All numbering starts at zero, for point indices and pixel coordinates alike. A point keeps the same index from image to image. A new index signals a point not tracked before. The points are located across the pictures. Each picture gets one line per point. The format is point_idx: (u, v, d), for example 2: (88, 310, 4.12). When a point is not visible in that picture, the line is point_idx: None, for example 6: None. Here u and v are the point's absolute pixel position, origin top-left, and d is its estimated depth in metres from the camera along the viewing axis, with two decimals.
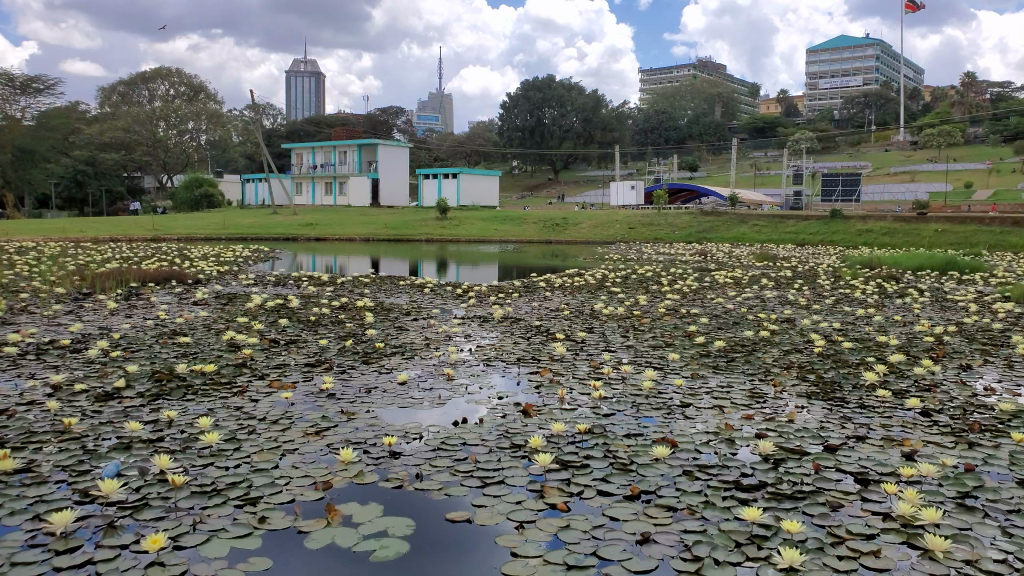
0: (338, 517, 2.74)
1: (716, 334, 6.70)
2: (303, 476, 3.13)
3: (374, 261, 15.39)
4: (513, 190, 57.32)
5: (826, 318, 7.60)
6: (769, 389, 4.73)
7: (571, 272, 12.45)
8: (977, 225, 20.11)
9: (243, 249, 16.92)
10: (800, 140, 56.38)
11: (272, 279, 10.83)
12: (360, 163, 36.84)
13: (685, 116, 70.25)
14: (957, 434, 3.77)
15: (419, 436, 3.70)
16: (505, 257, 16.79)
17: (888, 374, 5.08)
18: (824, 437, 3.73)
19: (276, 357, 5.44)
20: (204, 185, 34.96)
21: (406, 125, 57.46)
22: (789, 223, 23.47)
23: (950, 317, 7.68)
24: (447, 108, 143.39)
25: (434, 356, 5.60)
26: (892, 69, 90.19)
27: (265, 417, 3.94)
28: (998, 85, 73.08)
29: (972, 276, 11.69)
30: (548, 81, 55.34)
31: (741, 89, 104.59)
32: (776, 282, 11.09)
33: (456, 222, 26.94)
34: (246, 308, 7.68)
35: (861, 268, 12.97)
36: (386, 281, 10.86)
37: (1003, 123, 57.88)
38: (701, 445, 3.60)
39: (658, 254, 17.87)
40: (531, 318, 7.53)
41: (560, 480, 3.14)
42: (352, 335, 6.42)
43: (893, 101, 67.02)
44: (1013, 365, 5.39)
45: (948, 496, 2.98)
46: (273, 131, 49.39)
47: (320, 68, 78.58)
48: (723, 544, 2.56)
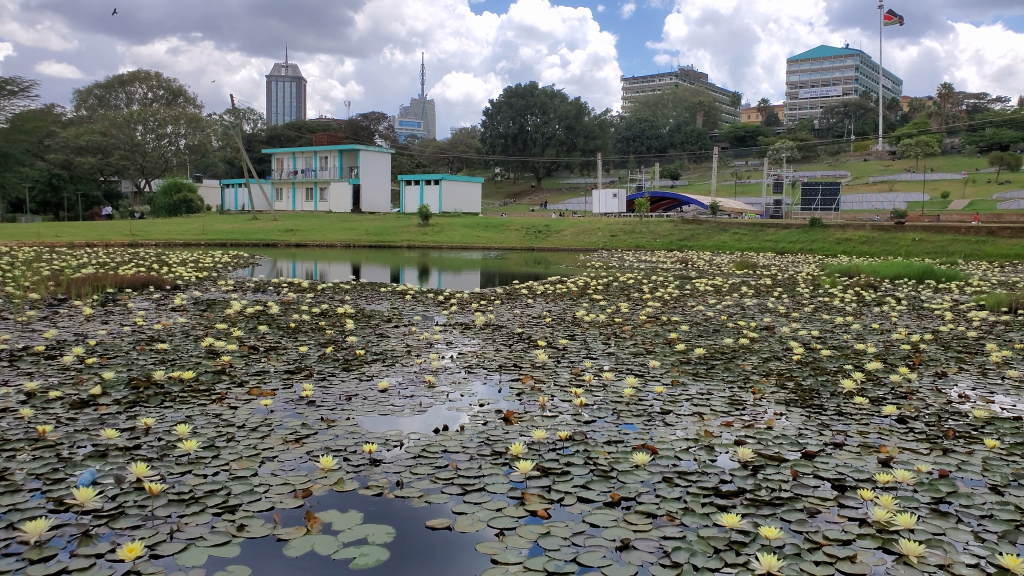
0: (317, 525, 2.72)
1: (695, 341, 6.75)
2: (282, 483, 3.12)
3: (355, 267, 15.30)
4: (496, 197, 57.42)
5: (804, 326, 7.68)
6: (748, 396, 4.76)
7: (552, 279, 12.49)
8: (954, 233, 20.46)
9: (223, 255, 16.81)
10: (781, 149, 57.03)
11: (252, 285, 10.76)
12: (341, 169, 36.72)
13: (667, 126, 70.68)
14: (932, 441, 3.82)
15: (400, 443, 3.69)
16: (488, 264, 16.79)
17: (865, 382, 5.13)
18: (803, 444, 3.76)
19: (255, 364, 5.40)
20: (183, 190, 34.60)
21: (388, 131, 57.39)
22: (770, 230, 23.71)
23: (926, 326, 7.78)
24: (429, 114, 143.48)
25: (415, 364, 5.59)
26: (870, 81, 91.50)
27: (244, 424, 3.91)
28: (974, 96, 74.38)
29: (948, 284, 11.90)
30: (531, 88, 55.62)
31: (722, 99, 105.58)
32: (757, 290, 11.19)
33: (438, 229, 26.89)
34: (224, 314, 7.62)
35: (840, 276, 13.13)
36: (366, 288, 10.82)
37: (979, 134, 58.97)
38: (681, 452, 3.62)
39: (639, 261, 17.97)
40: (513, 325, 7.54)
41: (541, 487, 3.14)
42: (333, 341, 6.40)
43: (872, 111, 68.00)
44: (986, 372, 5.50)
45: (923, 501, 3.02)
46: (254, 135, 49.10)
47: (301, 73, 78.34)
48: (702, 550, 2.58)
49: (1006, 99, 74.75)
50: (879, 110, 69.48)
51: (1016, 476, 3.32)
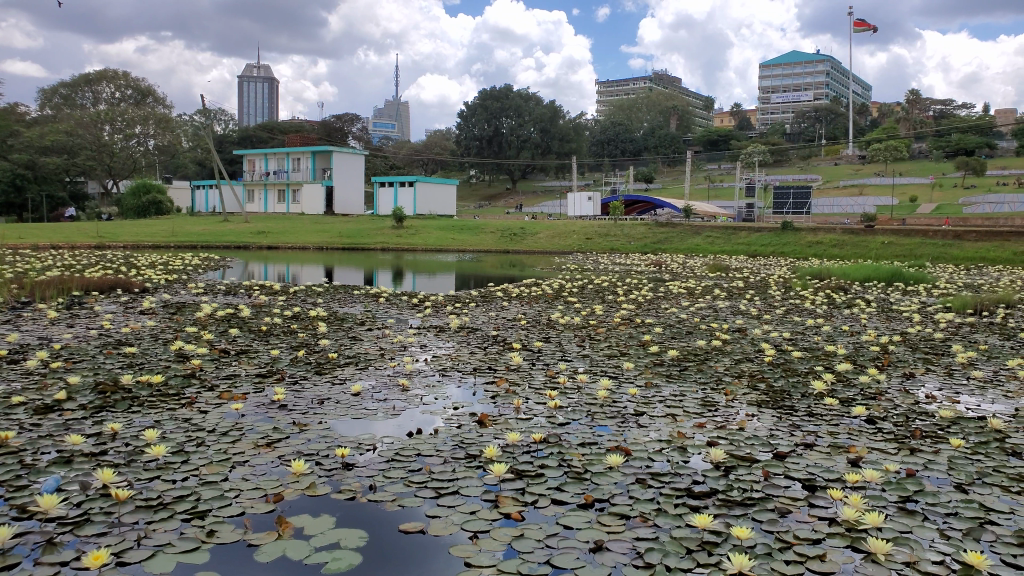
0: (289, 530, 2.70)
1: (669, 343, 6.82)
2: (253, 488, 3.08)
3: (327, 270, 15.18)
4: (471, 199, 57.36)
5: (776, 328, 7.82)
6: (720, 398, 4.81)
7: (527, 282, 12.50)
8: (922, 237, 20.84)
9: (193, 257, 16.57)
10: (753, 153, 57.63)
11: (223, 288, 10.65)
12: (314, 170, 36.50)
13: (641, 130, 71.12)
14: (900, 441, 3.89)
15: (373, 447, 3.67)
16: (463, 267, 16.79)
17: (835, 383, 5.22)
18: (774, 444, 3.80)
19: (226, 367, 5.35)
20: (152, 191, 34.05)
21: (361, 133, 57.15)
22: (742, 233, 24.00)
23: (895, 327, 7.93)
24: (403, 115, 142.85)
25: (389, 367, 5.56)
26: (840, 86, 92.85)
27: (214, 429, 3.86)
28: (940, 103, 75.85)
29: (916, 287, 12.15)
30: (505, 91, 55.64)
31: (696, 103, 106.60)
32: (729, 292, 11.30)
33: (413, 231, 26.82)
34: (195, 317, 7.54)
35: (811, 279, 13.33)
36: (339, 290, 10.77)
37: (945, 139, 60.02)
38: (654, 453, 3.64)
39: (614, 264, 18.05)
40: (488, 328, 7.55)
41: (515, 489, 3.15)
42: (305, 345, 6.34)
43: (842, 116, 69.08)
44: (952, 372, 5.62)
45: (890, 500, 3.07)
46: (225, 136, 48.59)
47: (274, 74, 77.72)
48: (674, 551, 2.60)
49: (971, 105, 76.41)
50: (849, 115, 70.58)
51: (980, 474, 3.39)
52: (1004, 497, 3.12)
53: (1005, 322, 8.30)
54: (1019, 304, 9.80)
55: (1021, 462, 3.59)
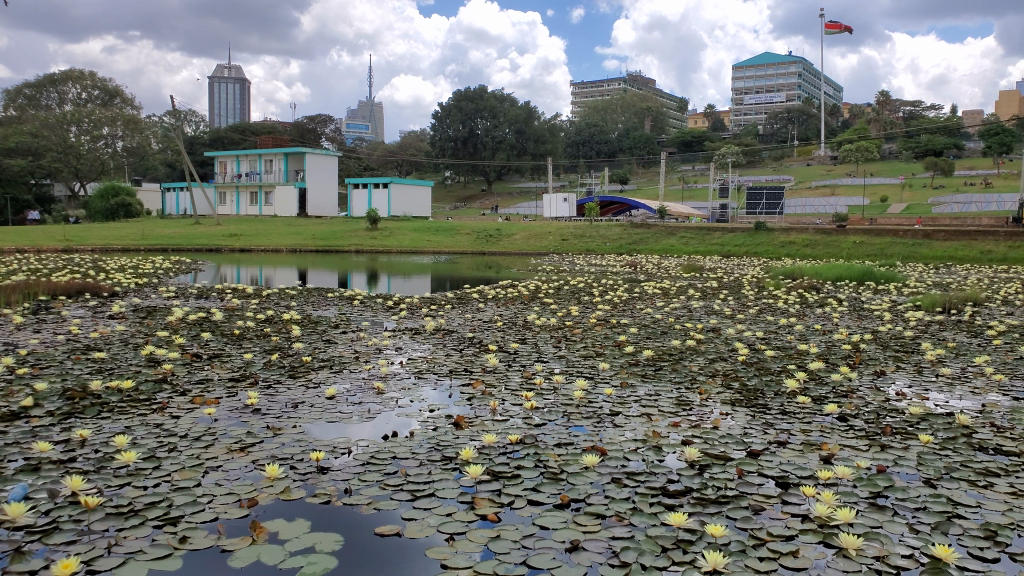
0: (264, 535, 2.68)
1: (644, 343, 6.88)
2: (227, 494, 3.05)
3: (301, 273, 14.98)
4: (446, 200, 57.19)
5: (750, 327, 7.88)
6: (695, 397, 4.84)
7: (503, 284, 12.50)
8: (893, 237, 21.16)
9: (164, 261, 16.36)
10: (727, 154, 58.19)
11: (194, 292, 10.52)
12: (287, 172, 36.20)
13: (615, 131, 71.47)
14: (871, 438, 3.95)
15: (348, 451, 3.65)
16: (439, 269, 16.67)
17: (808, 382, 5.28)
18: (748, 443, 3.84)
19: (198, 372, 5.28)
20: (120, 194, 33.57)
21: (335, 134, 56.81)
22: (716, 234, 24.21)
23: (866, 326, 8.04)
24: (377, 116, 142.10)
25: (364, 370, 5.52)
26: (811, 88, 94.08)
27: (187, 434, 3.81)
28: (909, 104, 77.14)
29: (887, 285, 12.35)
30: (480, 92, 55.60)
31: (670, 105, 107.26)
32: (703, 293, 11.41)
33: (387, 233, 26.67)
34: (166, 321, 7.43)
35: (784, 278, 13.49)
36: (313, 293, 10.68)
37: (914, 140, 61.01)
38: (630, 453, 3.66)
39: (590, 265, 18.07)
40: (464, 330, 7.55)
41: (492, 491, 3.15)
42: (279, 348, 6.30)
43: (814, 116, 69.95)
44: (922, 371, 5.71)
45: (862, 496, 3.12)
46: (195, 138, 47.99)
47: (244, 74, 76.92)
48: (650, 549, 2.61)
49: (939, 107, 77.86)
50: (820, 116, 71.54)
51: (947, 469, 3.46)
52: (971, 492, 3.19)
53: (972, 320, 8.46)
54: (986, 302, 10.00)
55: (988, 456, 3.67)
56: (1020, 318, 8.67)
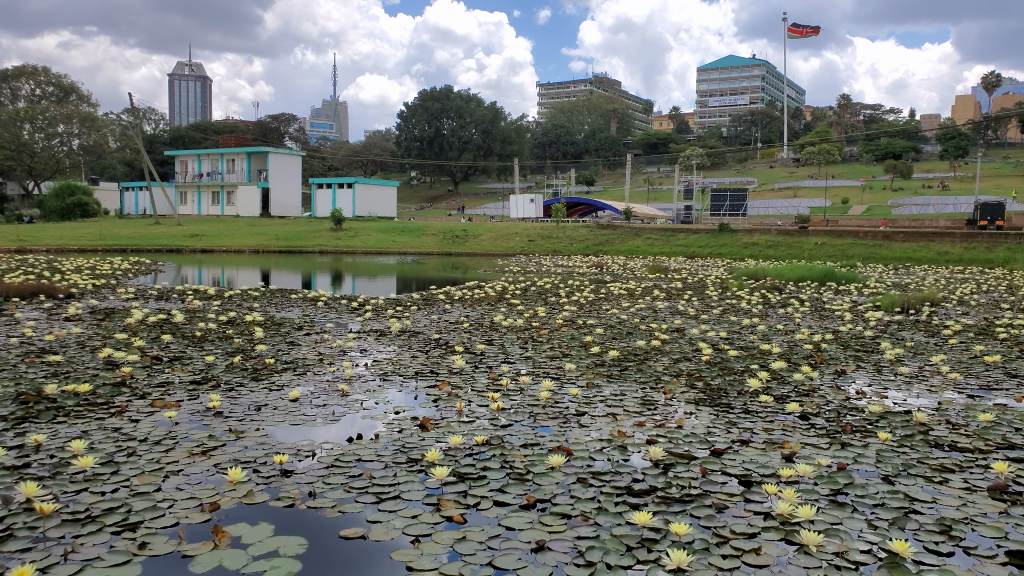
0: (226, 539, 2.65)
1: (610, 343, 6.93)
2: (188, 498, 3.01)
3: (263, 273, 14.82)
4: (412, 200, 56.94)
5: (713, 327, 8.00)
6: (660, 397, 4.90)
7: (470, 284, 12.54)
8: (854, 238, 21.66)
9: (123, 261, 16.09)
10: (691, 156, 59.02)
11: (154, 292, 10.37)
12: (249, 171, 35.72)
13: (581, 132, 71.84)
14: (832, 435, 4.04)
15: (312, 453, 3.62)
16: (404, 269, 16.57)
17: (770, 381, 5.35)
18: (711, 441, 3.89)
19: (158, 374, 5.20)
20: (77, 193, 32.79)
21: (298, 133, 56.23)
22: (681, 235, 24.52)
23: (827, 326, 8.21)
24: (343, 115, 140.92)
25: (328, 372, 5.47)
26: (774, 91, 95.76)
27: (146, 438, 3.74)
28: (869, 108, 78.91)
29: (847, 286, 12.64)
30: (446, 92, 55.46)
31: (635, 106, 108.25)
32: (668, 293, 11.58)
33: (351, 234, 26.42)
34: (124, 323, 7.26)
35: (747, 279, 13.71)
36: (276, 294, 10.61)
37: (874, 143, 62.50)
38: (595, 452, 3.69)
39: (557, 266, 18.17)
40: (430, 331, 7.52)
41: (457, 492, 3.14)
42: (242, 350, 6.20)
43: (777, 119, 71.24)
44: (881, 369, 5.83)
45: (822, 493, 3.18)
46: (155, 137, 47.12)
47: (205, 71, 75.60)
48: (614, 548, 2.64)
49: (896, 111, 79.79)
50: (782, 119, 72.87)
51: (905, 466, 3.54)
52: (928, 488, 3.27)
53: (929, 320, 8.67)
54: (942, 302, 10.27)
55: (943, 453, 3.76)
56: (974, 317, 8.92)
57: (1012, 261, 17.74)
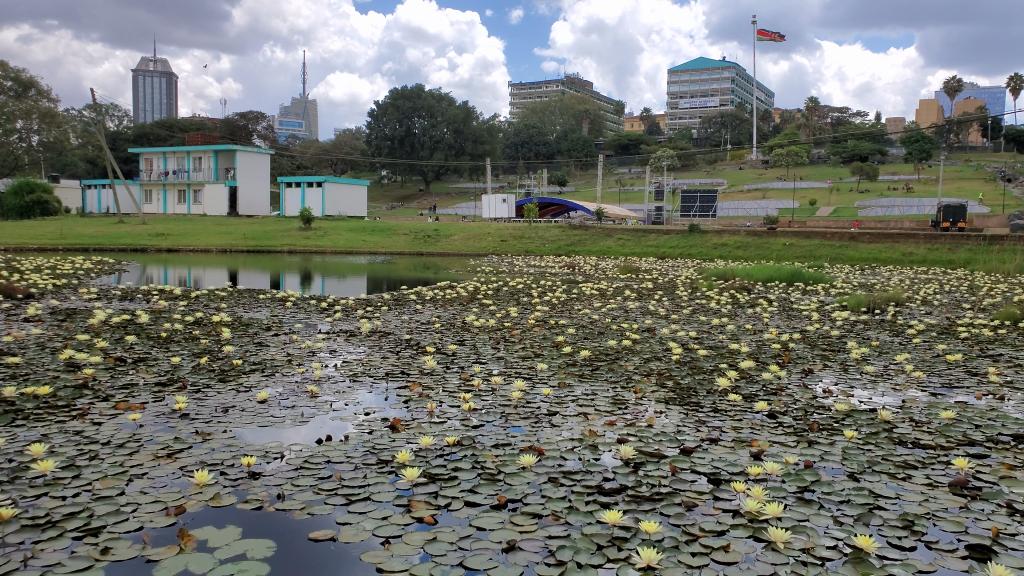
0: (192, 543, 2.61)
1: (582, 343, 6.94)
2: (154, 501, 2.95)
3: (231, 274, 14.62)
4: (382, 200, 56.60)
5: (683, 327, 8.03)
6: (631, 396, 4.93)
7: (441, 284, 12.52)
8: (822, 239, 22.01)
9: (84, 261, 15.78)
10: (662, 158, 59.57)
11: (118, 292, 10.21)
12: (216, 170, 35.23)
13: (553, 133, 72.08)
14: (799, 434, 4.09)
15: (280, 455, 3.58)
16: (375, 270, 16.47)
17: (739, 379, 5.42)
18: (681, 440, 3.92)
19: (122, 376, 5.11)
20: (37, 190, 32.02)
21: (267, 131, 55.60)
22: (651, 236, 24.69)
23: (794, 326, 8.31)
24: (311, 114, 139.65)
25: (297, 373, 5.42)
26: (743, 93, 97.10)
27: (109, 441, 3.68)
28: (837, 110, 80.12)
29: (815, 286, 12.81)
30: (418, 91, 55.23)
31: (607, 107, 108.91)
32: (638, 293, 11.62)
33: (321, 233, 26.21)
34: (87, 324, 7.12)
35: (717, 279, 13.85)
36: (244, 295, 10.46)
37: (842, 147, 63.57)
38: (566, 452, 3.70)
39: (529, 266, 18.19)
40: (401, 331, 7.48)
41: (428, 493, 3.12)
42: (208, 351, 6.12)
43: (746, 121, 72.25)
44: (848, 368, 5.92)
45: (790, 491, 3.22)
46: (119, 134, 46.25)
47: (170, 67, 74.39)
48: (585, 547, 2.64)
49: (863, 115, 81.26)
50: (752, 121, 73.90)
51: (870, 463, 3.60)
52: (891, 484, 3.33)
53: (894, 319, 8.81)
54: (907, 302, 10.44)
55: (907, 449, 3.84)
56: (937, 317, 9.07)
57: (973, 262, 18.15)
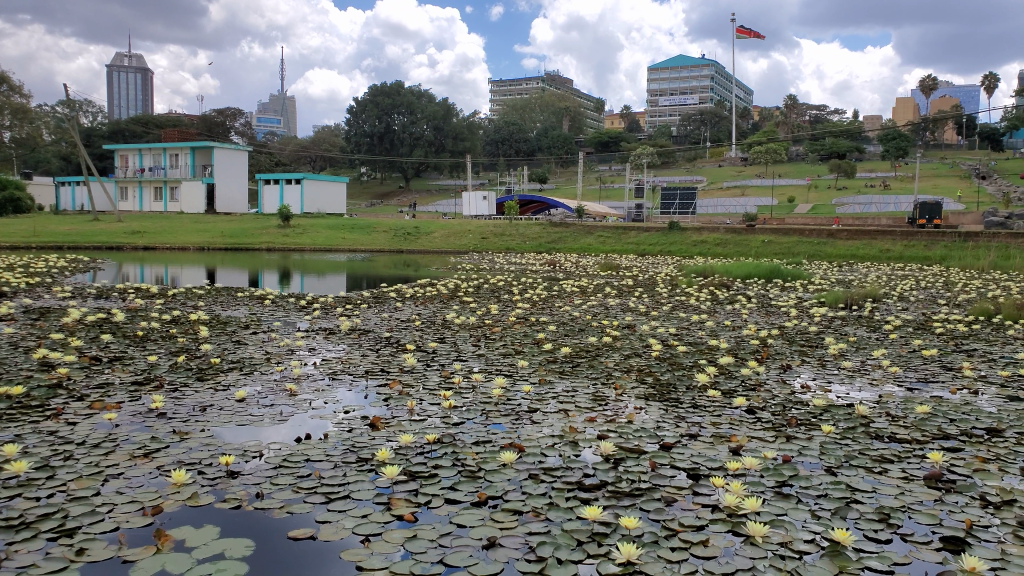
0: (169, 543, 2.59)
1: (562, 340, 6.95)
2: (129, 502, 2.92)
3: (210, 272, 14.42)
4: (362, 196, 56.28)
5: (663, 324, 8.09)
6: (611, 392, 4.95)
7: (422, 282, 12.46)
8: (800, 235, 22.28)
9: (59, 259, 15.57)
10: (642, 156, 59.90)
11: (93, 291, 10.05)
12: (193, 167, 34.85)
13: (534, 130, 72.10)
14: (778, 429, 4.13)
15: (259, 454, 3.55)
16: (355, 267, 16.42)
17: (718, 375, 5.48)
18: (661, 436, 3.96)
19: (98, 375, 5.05)
20: (9, 188, 31.46)
21: (244, 127, 55.04)
22: (632, 233, 24.78)
23: (773, 321, 8.40)
24: (289, 111, 138.51)
25: (276, 372, 5.38)
26: (723, 90, 97.93)
27: (85, 441, 3.63)
28: (815, 109, 80.96)
29: (793, 283, 12.93)
30: (397, 87, 54.99)
31: (587, 104, 109.16)
32: (619, 290, 11.66)
33: (300, 231, 26.03)
34: (61, 323, 7.03)
35: (697, 276, 13.95)
36: (222, 293, 10.36)
37: (820, 144, 64.23)
38: (547, 448, 3.71)
39: (510, 263, 18.20)
40: (381, 329, 7.44)
41: (408, 491, 3.12)
42: (186, 350, 6.06)
43: (725, 119, 72.82)
44: (825, 364, 5.99)
45: (768, 485, 3.26)
46: (93, 130, 45.54)
47: (144, 62, 73.29)
48: (565, 543, 2.65)
49: (841, 112, 82.17)
50: (731, 119, 74.49)
51: (847, 457, 3.65)
52: (867, 478, 3.37)
53: (871, 315, 8.93)
54: (883, 298, 10.58)
55: (883, 444, 3.89)
56: (914, 313, 9.19)
57: (948, 259, 18.44)
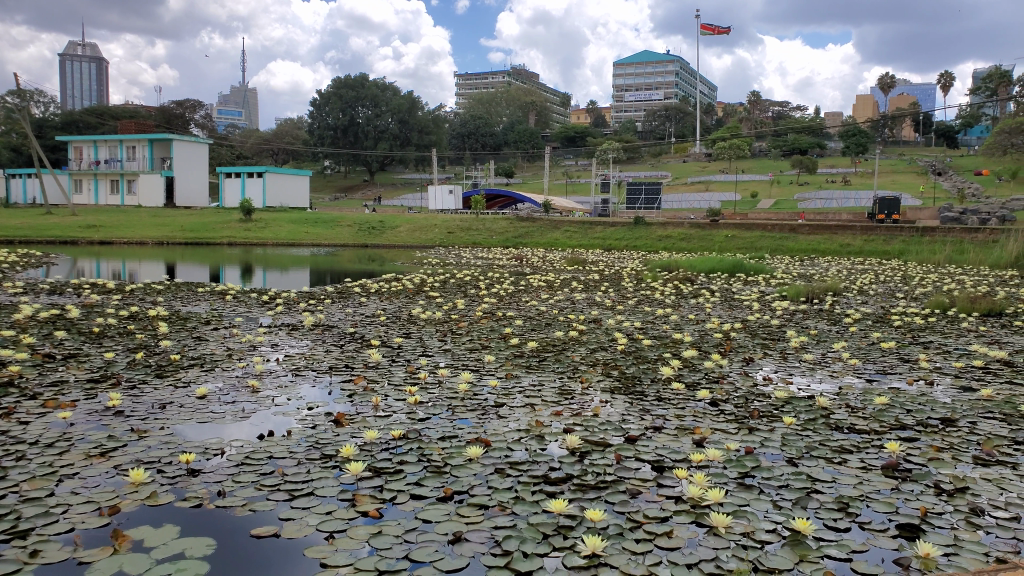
0: (127, 543, 2.53)
1: (529, 335, 6.94)
2: (86, 502, 2.85)
3: (169, 267, 14.11)
4: (325, 191, 55.68)
5: (628, 318, 8.15)
6: (577, 386, 4.96)
7: (388, 277, 12.40)
8: (763, 230, 22.57)
9: (9, 253, 15.14)
10: (607, 151, 60.18)
11: (45, 286, 9.75)
12: (152, 159, 34.11)
13: (500, 125, 72.00)
14: (740, 421, 4.18)
15: (220, 452, 3.49)
16: (319, 262, 16.25)
17: (682, 368, 5.54)
18: (625, 429, 3.98)
19: (51, 373, 4.90)
20: None
21: (204, 119, 54.09)
22: (597, 228, 24.89)
23: (737, 315, 8.49)
24: (251, 104, 136.52)
25: (238, 368, 5.30)
26: (687, 85, 98.81)
27: (37, 440, 3.54)
28: (777, 105, 82.12)
29: (756, 277, 13.11)
30: (361, 80, 54.43)
31: (553, 101, 109.25)
32: (585, 285, 11.71)
33: (262, 224, 25.65)
34: (13, 319, 6.84)
35: (662, 271, 14.07)
36: (181, 288, 10.15)
37: (782, 140, 65.19)
38: (513, 443, 3.71)
39: (476, 258, 18.20)
40: (345, 325, 7.35)
41: (373, 487, 3.09)
42: (144, 347, 5.93)
43: (690, 114, 73.53)
44: (786, 357, 6.08)
45: (731, 477, 3.29)
46: (46, 120, 44.33)
47: (98, 53, 71.47)
48: (531, 537, 2.66)
49: (802, 110, 83.47)
50: (695, 114, 75.20)
51: (807, 448, 3.71)
52: (828, 468, 3.43)
53: (831, 309, 9.07)
54: (844, 292, 10.76)
55: (843, 434, 3.96)
56: (873, 307, 9.34)
57: (906, 253, 18.83)
